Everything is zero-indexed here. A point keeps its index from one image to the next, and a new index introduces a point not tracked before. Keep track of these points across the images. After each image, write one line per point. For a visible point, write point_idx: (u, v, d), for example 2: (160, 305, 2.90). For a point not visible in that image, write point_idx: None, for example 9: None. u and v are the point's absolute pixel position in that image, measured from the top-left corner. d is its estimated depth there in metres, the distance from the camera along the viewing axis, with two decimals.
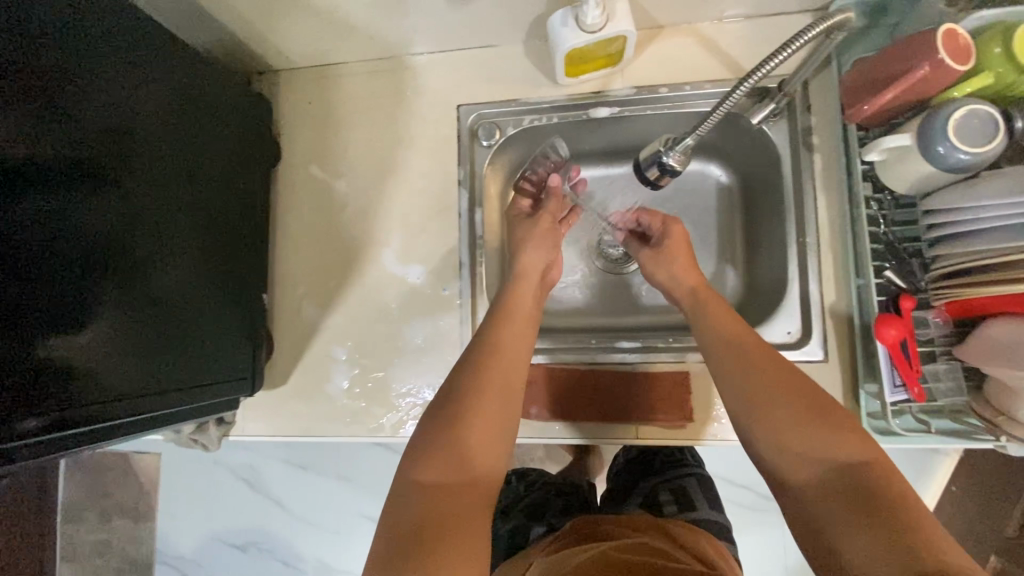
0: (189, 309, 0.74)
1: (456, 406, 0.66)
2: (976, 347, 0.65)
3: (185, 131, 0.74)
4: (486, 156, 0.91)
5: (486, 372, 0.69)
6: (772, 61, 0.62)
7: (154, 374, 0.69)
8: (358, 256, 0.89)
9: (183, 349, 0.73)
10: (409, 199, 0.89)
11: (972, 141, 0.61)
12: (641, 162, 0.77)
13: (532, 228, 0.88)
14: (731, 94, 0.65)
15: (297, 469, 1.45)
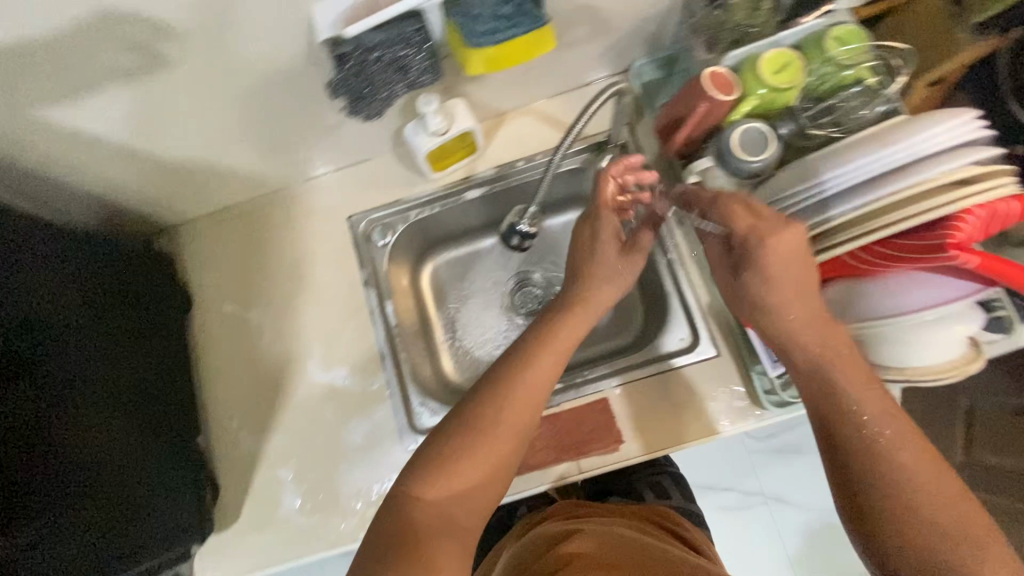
0: (125, 471, 0.75)
1: (469, 429, 0.66)
2: (824, 310, 0.75)
3: (84, 298, 0.77)
4: (384, 254, 0.99)
5: (506, 405, 0.67)
6: (582, 120, 0.75)
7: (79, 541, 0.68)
8: (285, 376, 0.94)
9: (122, 514, 0.73)
10: (322, 310, 0.95)
11: (754, 153, 0.75)
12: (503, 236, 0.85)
13: (602, 260, 0.78)
14: (556, 157, 0.77)
15: None
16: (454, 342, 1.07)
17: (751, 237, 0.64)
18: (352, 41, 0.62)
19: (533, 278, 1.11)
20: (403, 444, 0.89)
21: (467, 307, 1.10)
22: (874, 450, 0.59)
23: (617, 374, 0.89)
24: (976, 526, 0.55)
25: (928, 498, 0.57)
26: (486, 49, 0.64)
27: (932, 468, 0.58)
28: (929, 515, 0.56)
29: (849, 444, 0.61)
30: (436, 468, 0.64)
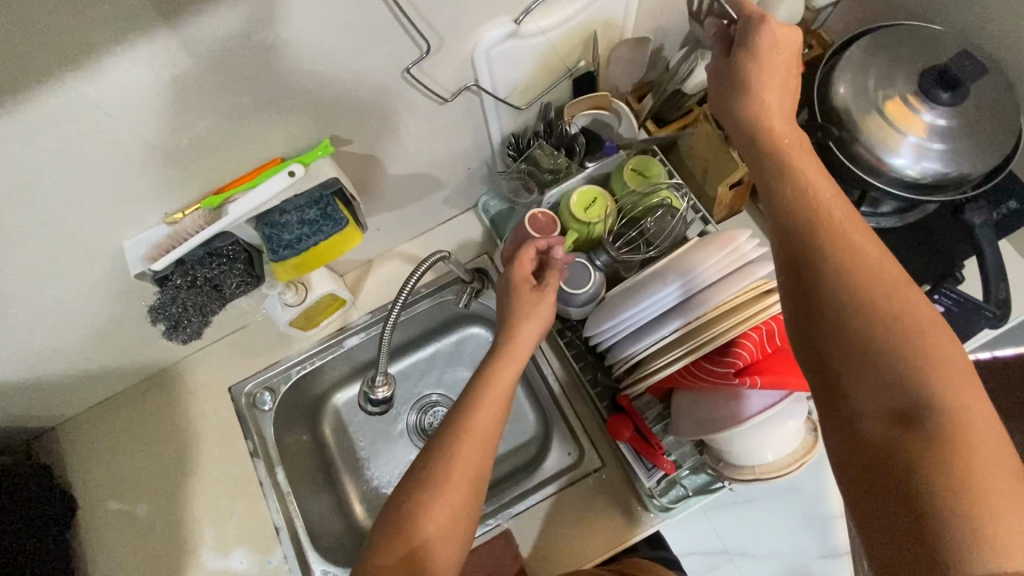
0: None
1: (423, 477, 0.62)
2: (677, 415, 0.79)
3: None
4: (271, 417, 0.99)
5: (455, 454, 0.63)
6: (412, 280, 0.83)
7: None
8: (179, 568, 0.90)
9: None
10: (213, 489, 0.94)
11: (580, 286, 0.81)
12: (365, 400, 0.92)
13: (521, 301, 0.73)
14: (393, 315, 0.83)
15: None
16: (361, 485, 1.06)
17: (755, 17, 0.58)
18: (170, 266, 0.66)
19: (434, 401, 1.12)
20: None
21: (371, 444, 1.09)
22: (855, 285, 0.50)
23: (512, 504, 0.90)
24: (968, 383, 0.46)
25: (911, 342, 0.47)
26: (291, 259, 0.71)
27: (915, 306, 0.49)
28: (890, 318, 0.48)
29: (821, 260, 0.52)
30: (408, 521, 0.60)
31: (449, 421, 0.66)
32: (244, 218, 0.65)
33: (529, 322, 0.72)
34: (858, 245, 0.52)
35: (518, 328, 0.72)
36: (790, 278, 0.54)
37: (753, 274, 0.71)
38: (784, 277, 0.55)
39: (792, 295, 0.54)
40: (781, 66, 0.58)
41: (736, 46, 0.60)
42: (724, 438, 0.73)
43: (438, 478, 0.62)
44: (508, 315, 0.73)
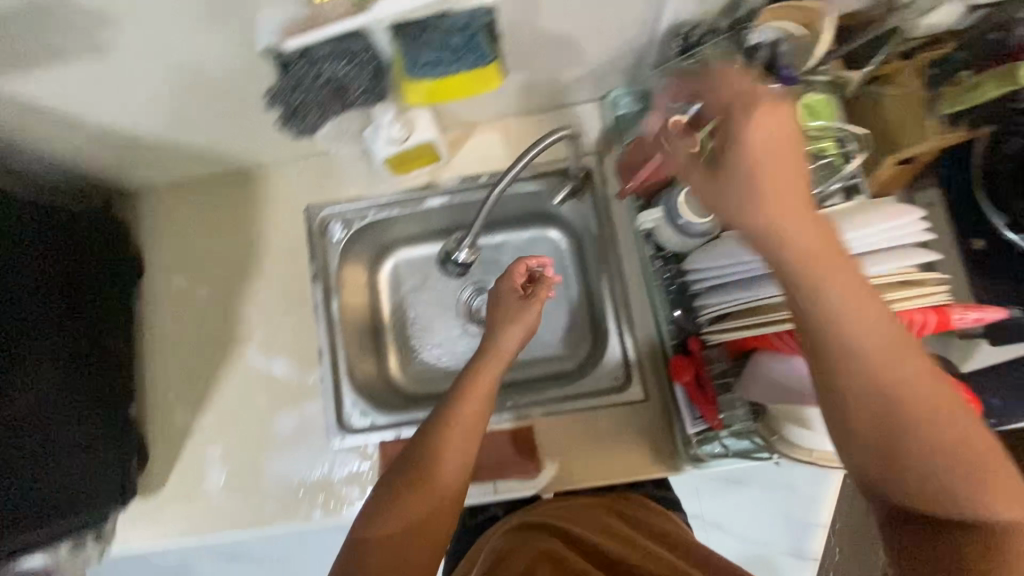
0: (51, 433, 0.76)
1: (418, 458, 0.68)
2: (750, 380, 0.73)
3: (31, 265, 0.77)
4: (338, 249, 0.99)
5: (444, 448, 0.69)
6: (535, 150, 0.80)
7: (54, 528, 0.78)
8: (223, 357, 0.95)
9: (43, 476, 0.75)
10: (270, 296, 0.97)
11: (696, 214, 0.75)
12: (442, 258, 0.92)
13: (507, 309, 0.79)
14: (509, 175, 0.81)
15: None
16: (401, 340, 1.08)
17: (737, 103, 0.48)
18: (297, 52, 0.63)
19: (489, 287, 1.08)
20: (329, 445, 0.92)
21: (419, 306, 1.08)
22: (882, 403, 0.48)
23: (545, 404, 0.90)
24: (979, 443, 0.48)
25: (961, 463, 0.47)
26: (425, 82, 0.66)
27: (959, 418, 0.48)
28: (933, 446, 0.48)
29: (864, 393, 0.48)
30: (393, 501, 0.66)
31: (427, 429, 0.70)
32: (386, 20, 0.60)
33: (516, 326, 0.77)
34: (864, 347, 0.47)
35: (504, 332, 0.77)
36: (829, 406, 0.51)
37: (904, 259, 0.63)
38: (829, 405, 0.51)
39: (834, 420, 0.51)
40: (774, 149, 0.47)
41: (723, 139, 0.49)
42: (801, 412, 0.68)
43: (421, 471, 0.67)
44: (491, 341, 0.77)
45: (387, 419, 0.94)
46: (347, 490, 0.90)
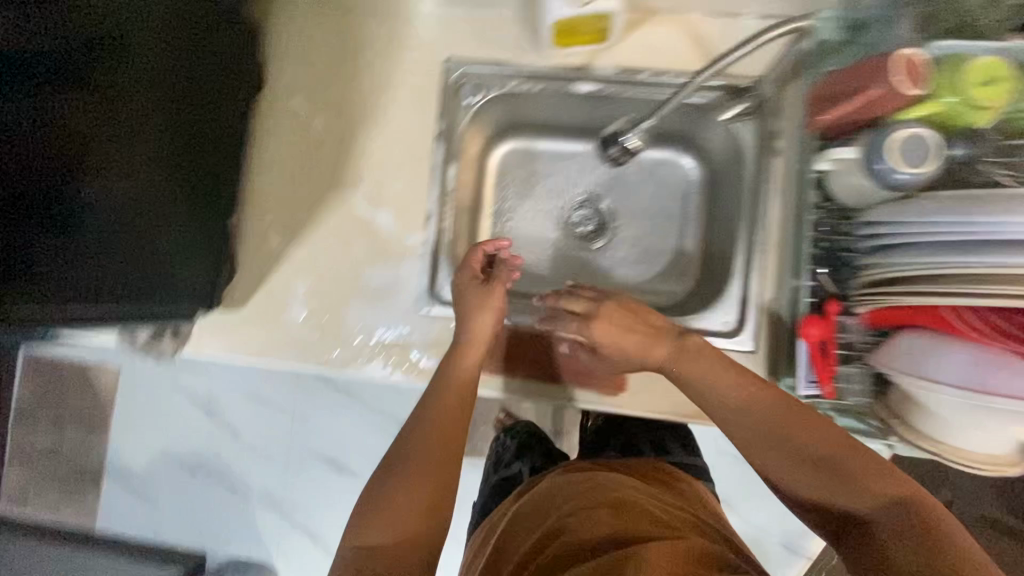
0: (156, 221, 0.73)
1: (391, 452, 0.71)
2: (888, 353, 0.69)
3: (161, 37, 0.69)
4: (467, 114, 0.94)
5: (412, 437, 0.72)
6: (737, 52, 0.75)
7: (148, 312, 0.78)
8: (330, 195, 0.91)
9: (148, 262, 0.74)
10: (389, 145, 0.91)
11: (910, 163, 0.67)
12: (605, 140, 0.89)
13: (472, 293, 0.85)
14: (698, 79, 0.77)
15: (265, 406, 1.88)
16: (502, 228, 1.04)
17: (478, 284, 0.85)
18: None
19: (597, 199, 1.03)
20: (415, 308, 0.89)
21: (526, 199, 1.05)
22: (738, 435, 0.67)
23: None
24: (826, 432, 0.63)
25: (852, 480, 0.59)
26: None
27: (822, 436, 0.62)
28: (814, 466, 0.61)
29: (743, 432, 0.67)
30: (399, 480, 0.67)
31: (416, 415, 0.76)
32: None
33: (484, 312, 0.83)
34: (728, 394, 0.69)
35: (477, 316, 0.83)
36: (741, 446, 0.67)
37: None
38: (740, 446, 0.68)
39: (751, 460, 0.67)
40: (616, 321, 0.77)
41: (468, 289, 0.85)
42: (933, 395, 0.65)
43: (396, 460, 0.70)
44: (468, 326, 0.83)
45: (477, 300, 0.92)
46: (424, 356, 0.89)
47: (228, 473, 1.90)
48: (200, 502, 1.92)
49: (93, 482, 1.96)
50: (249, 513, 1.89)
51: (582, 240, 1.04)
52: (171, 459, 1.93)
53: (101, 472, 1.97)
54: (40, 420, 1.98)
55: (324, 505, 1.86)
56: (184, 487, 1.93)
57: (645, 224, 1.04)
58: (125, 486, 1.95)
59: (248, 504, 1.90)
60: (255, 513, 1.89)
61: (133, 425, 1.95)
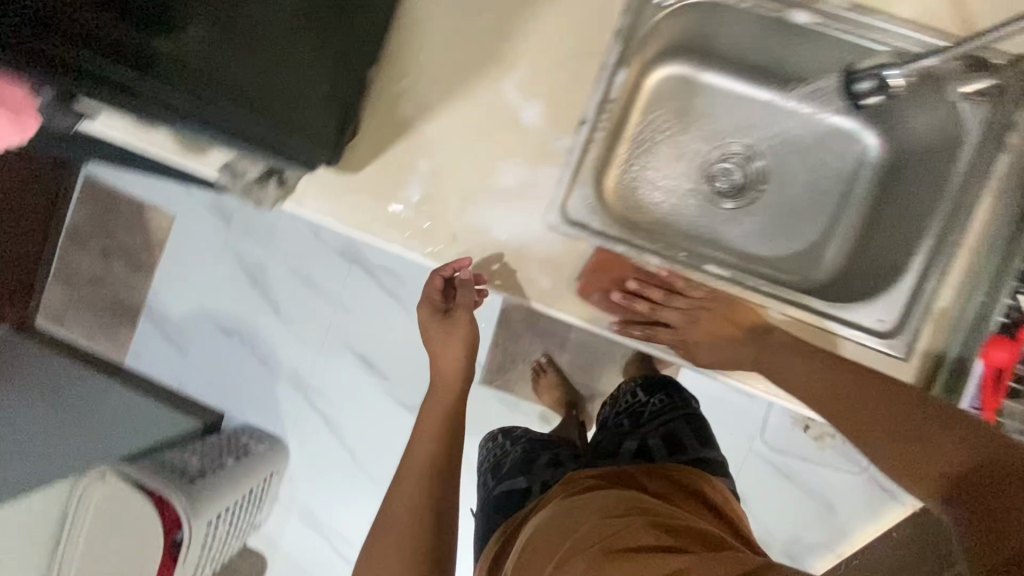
0: (285, 40, 0.64)
1: (383, 524, 0.92)
2: None
3: None
4: (656, 15, 0.80)
5: (395, 525, 0.91)
6: None
7: (251, 145, 0.69)
8: (480, 71, 0.80)
9: (267, 86, 0.65)
10: (560, 30, 0.79)
11: None
12: (858, 71, 0.80)
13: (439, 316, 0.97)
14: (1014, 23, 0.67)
15: (317, 293, 1.87)
16: (642, 159, 0.96)
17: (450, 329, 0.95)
18: None
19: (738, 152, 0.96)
20: (540, 221, 0.81)
21: (674, 135, 0.96)
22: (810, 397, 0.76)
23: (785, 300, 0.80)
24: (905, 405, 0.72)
25: (919, 431, 0.70)
26: None
27: (896, 398, 0.73)
28: (895, 424, 0.72)
29: (826, 400, 0.75)
30: (371, 555, 0.90)
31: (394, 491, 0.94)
32: None
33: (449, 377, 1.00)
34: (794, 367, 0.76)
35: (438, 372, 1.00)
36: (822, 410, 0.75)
37: None
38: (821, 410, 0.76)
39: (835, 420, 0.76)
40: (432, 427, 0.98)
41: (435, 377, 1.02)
42: None
43: (386, 526, 0.90)
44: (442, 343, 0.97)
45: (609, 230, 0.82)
46: (540, 272, 0.82)
47: (262, 345, 1.91)
48: (229, 364, 1.93)
49: (129, 320, 1.97)
50: (274, 385, 1.91)
51: (728, 193, 0.96)
52: (209, 317, 1.94)
53: (140, 309, 1.97)
54: (89, 246, 1.97)
55: (349, 397, 1.87)
56: (218, 345, 1.93)
57: (789, 197, 0.95)
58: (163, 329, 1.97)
59: (274, 377, 1.90)
60: (279, 385, 1.90)
61: (183, 273, 1.95)
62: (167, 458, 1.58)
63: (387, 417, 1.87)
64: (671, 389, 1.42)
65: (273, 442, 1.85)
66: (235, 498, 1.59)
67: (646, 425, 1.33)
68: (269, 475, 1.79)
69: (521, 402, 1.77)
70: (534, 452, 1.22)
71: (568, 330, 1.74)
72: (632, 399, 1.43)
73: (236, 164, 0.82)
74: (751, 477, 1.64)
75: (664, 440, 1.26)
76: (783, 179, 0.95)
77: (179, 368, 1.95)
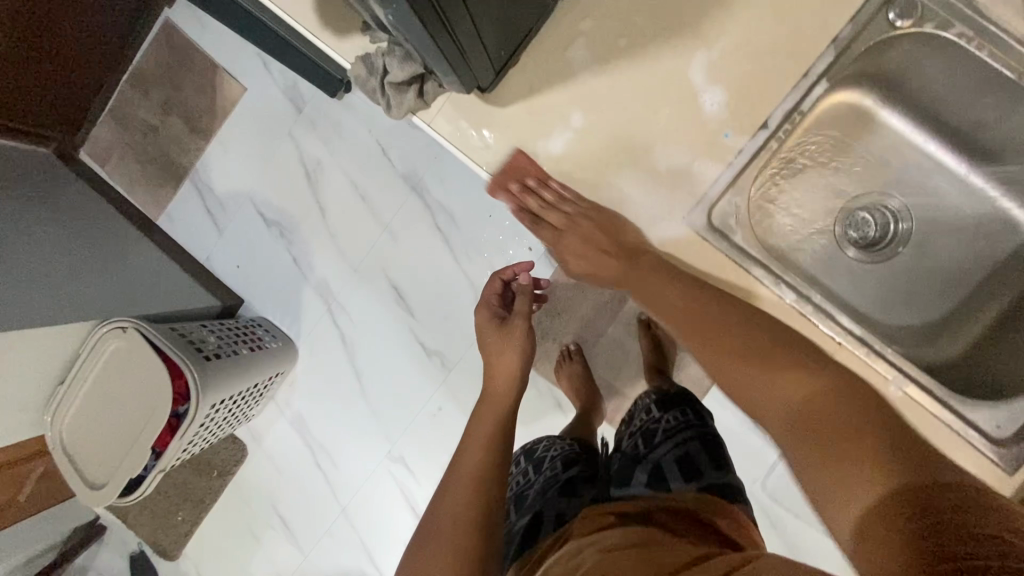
0: None
1: (424, 523, 0.87)
2: None
3: None
4: (880, 35, 0.72)
5: (432, 517, 0.87)
6: None
7: (431, 55, 0.63)
8: (669, 39, 0.73)
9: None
10: (772, 19, 0.71)
11: None
12: None
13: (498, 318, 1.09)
14: None
15: (363, 203, 1.80)
16: (792, 181, 0.87)
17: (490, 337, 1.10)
18: None
19: (891, 207, 0.88)
20: (680, 215, 0.75)
21: (830, 166, 0.88)
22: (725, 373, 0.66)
23: (908, 375, 0.74)
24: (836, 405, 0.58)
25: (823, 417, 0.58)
26: None
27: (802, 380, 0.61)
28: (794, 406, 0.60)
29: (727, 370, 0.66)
30: (416, 547, 0.84)
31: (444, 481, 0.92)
32: None
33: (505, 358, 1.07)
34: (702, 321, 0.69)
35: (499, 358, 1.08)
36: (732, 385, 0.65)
37: None
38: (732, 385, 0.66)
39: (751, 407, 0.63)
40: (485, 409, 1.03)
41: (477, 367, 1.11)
42: None
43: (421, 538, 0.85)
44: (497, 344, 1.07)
45: (748, 249, 0.76)
46: None
47: (298, 244, 1.85)
48: (259, 255, 1.87)
49: (172, 181, 1.91)
50: (299, 288, 1.86)
51: (863, 248, 0.89)
52: (253, 202, 1.87)
53: (187, 174, 1.91)
54: (151, 94, 1.89)
55: (368, 322, 1.82)
56: (252, 231, 1.87)
57: (922, 268, 0.88)
58: (204, 200, 1.90)
59: (302, 281, 1.85)
60: (304, 290, 1.85)
61: (238, 149, 1.87)
62: (183, 327, 1.52)
63: (401, 353, 1.81)
64: (687, 407, 1.19)
65: (285, 342, 1.81)
66: (241, 387, 1.56)
67: (659, 443, 1.12)
68: (275, 374, 1.76)
69: (539, 378, 1.73)
70: (555, 477, 1.13)
71: (608, 324, 1.68)
72: (644, 416, 1.23)
73: (385, 66, 0.74)
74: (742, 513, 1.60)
75: (678, 462, 1.05)
76: (925, 246, 0.88)
77: (211, 243, 1.90)
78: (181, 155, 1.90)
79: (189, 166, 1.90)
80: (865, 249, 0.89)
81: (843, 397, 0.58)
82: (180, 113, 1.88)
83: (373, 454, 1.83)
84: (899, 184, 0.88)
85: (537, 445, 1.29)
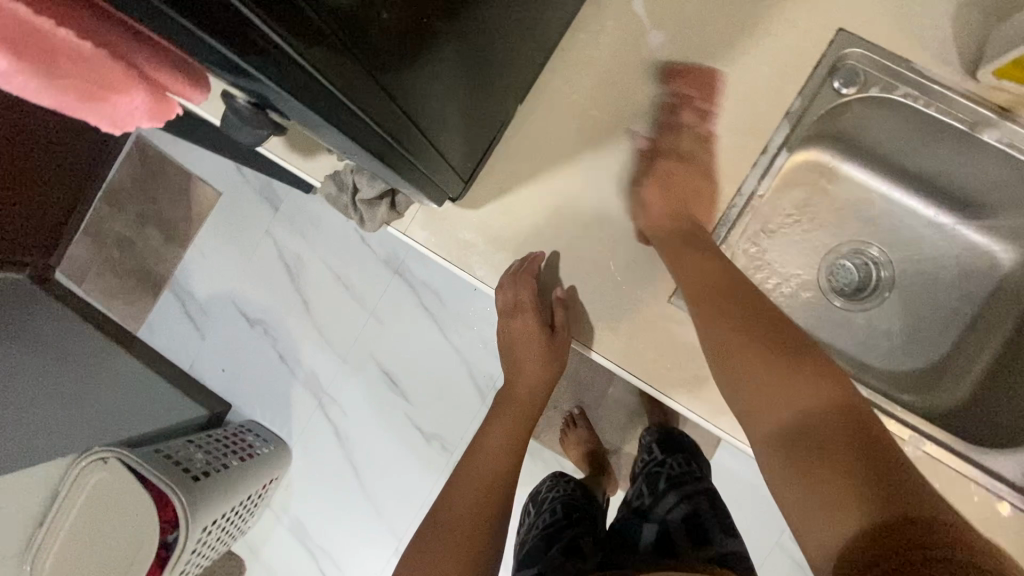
0: (464, 88, 0.61)
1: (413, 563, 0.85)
2: None
3: None
4: (829, 103, 0.75)
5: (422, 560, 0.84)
6: None
7: (403, 184, 0.64)
8: (629, 130, 0.75)
9: (439, 132, 0.61)
10: (724, 101, 0.74)
11: None
12: None
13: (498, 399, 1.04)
14: None
15: (346, 292, 1.78)
16: (770, 239, 0.88)
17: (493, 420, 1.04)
18: None
19: (870, 255, 0.89)
20: (667, 295, 0.75)
21: (803, 221, 0.89)
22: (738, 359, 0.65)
23: (922, 431, 0.72)
24: (835, 431, 0.58)
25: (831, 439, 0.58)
26: None
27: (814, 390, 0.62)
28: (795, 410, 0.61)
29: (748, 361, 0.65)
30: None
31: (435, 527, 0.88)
32: None
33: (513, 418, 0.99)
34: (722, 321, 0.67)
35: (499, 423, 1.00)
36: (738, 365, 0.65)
37: None
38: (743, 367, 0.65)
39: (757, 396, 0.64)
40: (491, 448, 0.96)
41: None
42: None
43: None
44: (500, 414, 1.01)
45: None
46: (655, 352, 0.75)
47: (284, 341, 1.81)
48: (244, 356, 1.83)
49: (152, 291, 1.88)
50: (287, 384, 1.80)
51: (851, 297, 0.89)
52: (234, 303, 1.85)
53: (166, 282, 1.89)
54: (126, 208, 1.89)
55: (361, 411, 1.76)
56: (236, 334, 1.84)
57: (912, 312, 0.88)
58: (186, 306, 1.87)
59: (289, 377, 1.80)
60: (292, 386, 1.80)
61: (217, 251, 1.86)
62: (169, 447, 1.45)
63: (399, 441, 1.74)
64: (690, 454, 1.16)
65: (277, 445, 1.74)
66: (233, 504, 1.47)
67: (663, 493, 1.07)
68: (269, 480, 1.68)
69: (544, 450, 1.66)
70: (555, 524, 1.08)
71: (608, 385, 1.63)
72: (646, 458, 1.20)
73: (354, 183, 0.75)
74: (772, 573, 1.45)
75: (684, 520, 1.00)
76: (910, 288, 0.89)
77: (193, 349, 1.86)
78: (160, 263, 1.88)
79: (168, 273, 1.88)
80: (852, 299, 0.89)
81: (853, 432, 0.58)
82: (156, 223, 1.88)
83: (379, 554, 1.73)
84: (872, 231, 0.89)
85: (540, 486, 1.24)
